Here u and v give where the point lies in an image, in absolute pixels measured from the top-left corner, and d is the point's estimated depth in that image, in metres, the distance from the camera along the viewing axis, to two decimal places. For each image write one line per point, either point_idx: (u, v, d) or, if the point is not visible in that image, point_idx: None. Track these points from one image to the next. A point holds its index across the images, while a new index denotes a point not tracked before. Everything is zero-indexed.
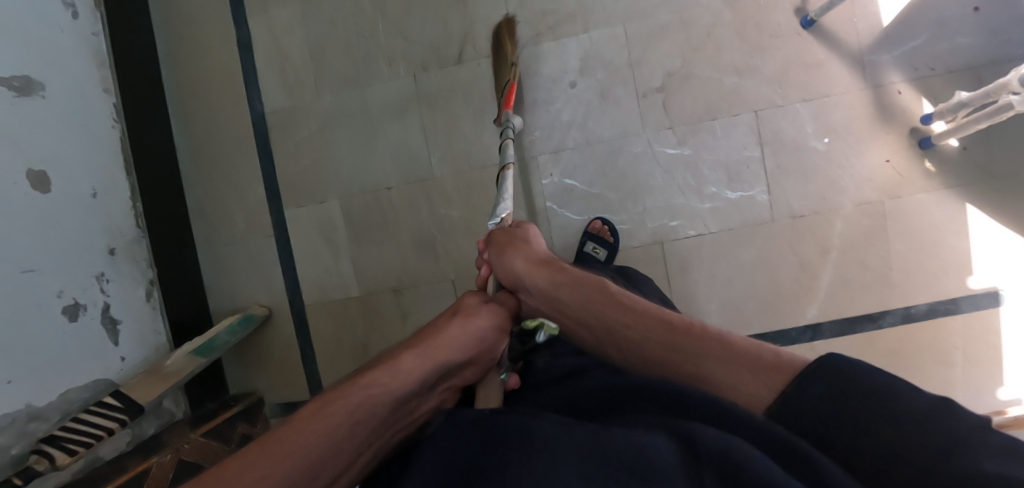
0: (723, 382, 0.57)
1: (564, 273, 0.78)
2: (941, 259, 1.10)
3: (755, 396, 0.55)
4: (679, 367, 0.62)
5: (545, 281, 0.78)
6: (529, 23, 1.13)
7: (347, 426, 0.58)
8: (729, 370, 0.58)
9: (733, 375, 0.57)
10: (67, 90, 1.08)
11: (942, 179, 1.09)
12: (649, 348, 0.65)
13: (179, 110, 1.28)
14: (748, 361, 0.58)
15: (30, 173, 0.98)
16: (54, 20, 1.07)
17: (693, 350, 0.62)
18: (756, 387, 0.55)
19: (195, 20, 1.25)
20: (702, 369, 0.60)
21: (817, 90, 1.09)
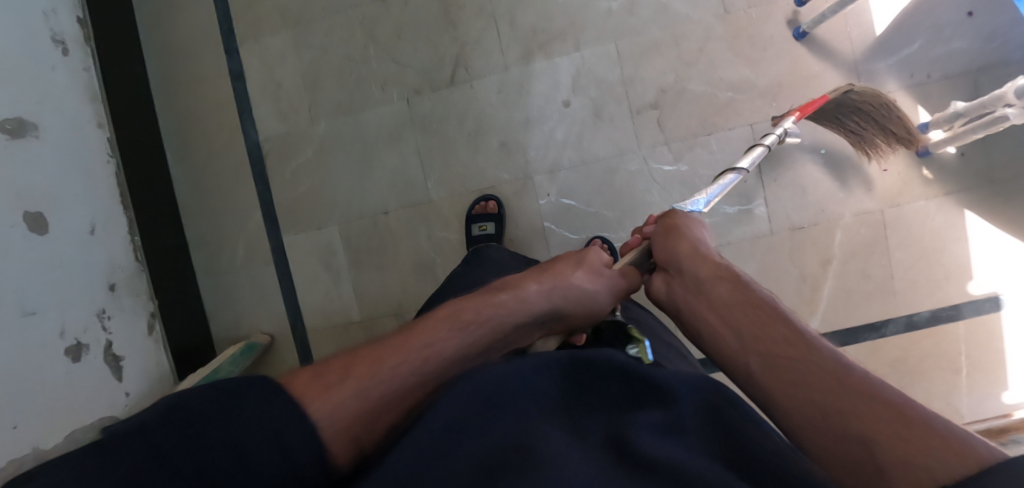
0: (860, 430, 0.47)
1: (722, 275, 0.68)
2: (943, 266, 1.09)
3: (892, 450, 0.45)
4: (832, 405, 0.49)
5: (697, 271, 0.70)
6: (521, 43, 1.13)
7: (412, 367, 0.57)
8: (876, 435, 0.46)
9: (902, 448, 0.44)
10: (60, 127, 1.08)
11: (942, 185, 1.08)
12: (777, 342, 0.57)
13: (176, 142, 1.29)
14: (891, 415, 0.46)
15: (26, 216, 0.98)
16: (44, 58, 1.07)
17: (859, 397, 0.49)
18: (908, 457, 0.44)
19: (188, 52, 1.26)
20: (849, 407, 0.48)
21: (812, 101, 1.09)
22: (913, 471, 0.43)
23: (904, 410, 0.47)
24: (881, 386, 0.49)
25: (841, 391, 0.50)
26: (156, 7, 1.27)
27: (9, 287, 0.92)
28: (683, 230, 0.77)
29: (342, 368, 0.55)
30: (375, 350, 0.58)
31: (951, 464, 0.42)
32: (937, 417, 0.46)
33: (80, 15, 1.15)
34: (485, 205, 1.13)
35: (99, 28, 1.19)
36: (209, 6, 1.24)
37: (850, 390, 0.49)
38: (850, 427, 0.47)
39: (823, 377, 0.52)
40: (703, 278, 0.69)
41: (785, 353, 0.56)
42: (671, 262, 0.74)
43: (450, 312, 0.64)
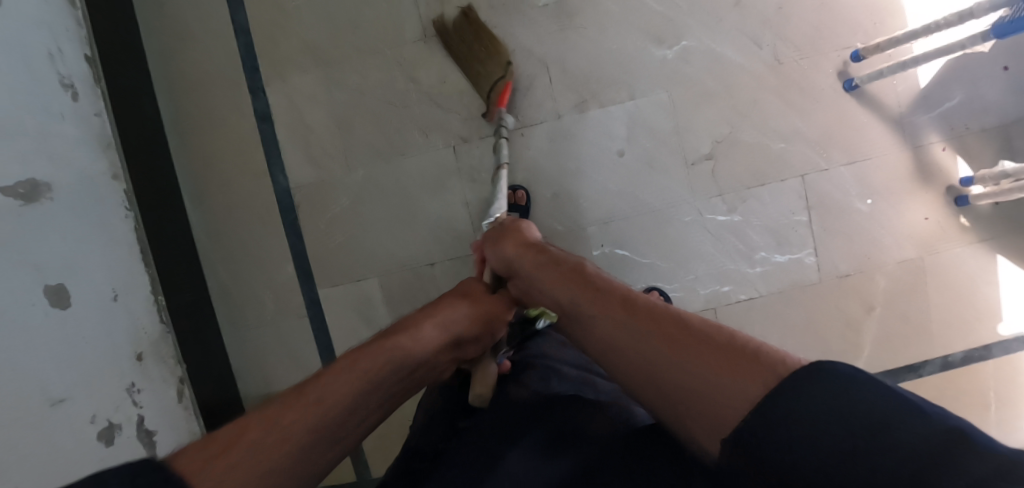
0: (691, 382, 0.51)
1: (548, 257, 0.70)
2: (976, 309, 1.13)
3: (719, 399, 0.48)
4: (650, 362, 0.54)
5: (524, 268, 0.71)
6: (572, 91, 1.09)
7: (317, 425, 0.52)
8: (695, 368, 0.51)
9: (709, 372, 0.50)
10: (76, 184, 0.97)
11: (977, 233, 1.11)
12: (613, 321, 0.58)
13: (191, 186, 1.17)
14: (737, 357, 0.49)
15: (46, 290, 0.89)
16: (54, 106, 0.96)
17: (667, 349, 0.53)
18: (729, 393, 0.48)
19: (206, 90, 1.15)
20: (665, 366, 0.53)
21: (860, 152, 1.10)
22: (728, 410, 0.47)
23: (702, 342, 0.52)
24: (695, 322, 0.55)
25: (679, 347, 0.53)
26: (167, 39, 1.15)
27: (33, 375, 0.84)
28: (495, 237, 0.78)
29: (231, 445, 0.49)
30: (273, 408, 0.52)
31: (739, 397, 0.47)
32: (762, 345, 0.51)
33: (88, 54, 1.04)
34: (515, 196, 1.09)
35: (108, 65, 1.08)
36: (231, 41, 1.14)
37: (666, 339, 0.54)
38: (675, 379, 0.52)
39: (637, 346, 0.55)
40: (530, 275, 0.70)
41: (606, 334, 0.58)
42: (513, 266, 0.73)
43: (364, 352, 0.59)
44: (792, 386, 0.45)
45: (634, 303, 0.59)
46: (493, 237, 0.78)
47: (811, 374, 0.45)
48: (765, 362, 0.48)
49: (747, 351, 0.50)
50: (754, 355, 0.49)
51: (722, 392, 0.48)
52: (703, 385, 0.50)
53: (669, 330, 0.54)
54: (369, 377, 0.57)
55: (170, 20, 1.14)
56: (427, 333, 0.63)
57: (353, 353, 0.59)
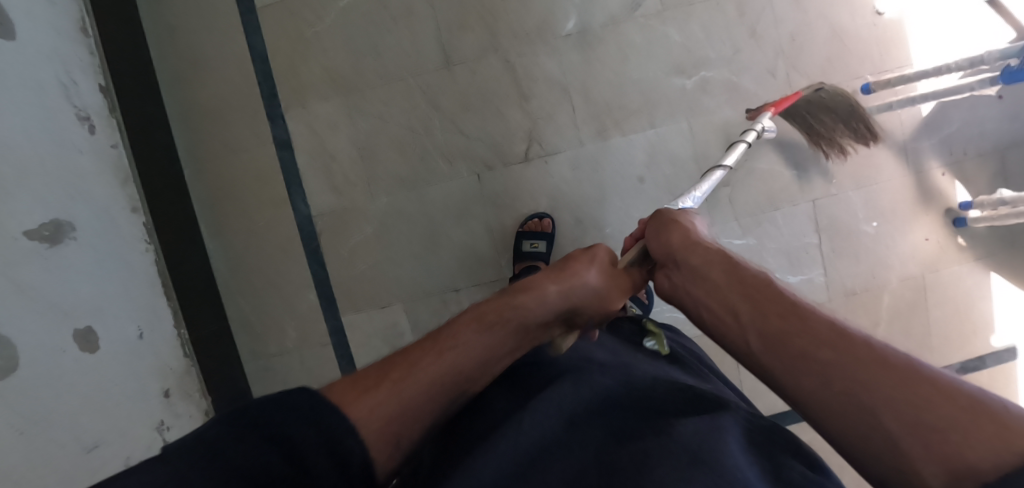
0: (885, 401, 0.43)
1: (711, 252, 0.60)
2: (972, 322, 1.20)
3: (941, 449, 0.40)
4: (837, 379, 0.45)
5: (685, 259, 0.61)
6: (594, 120, 1.11)
7: (430, 376, 0.56)
8: (893, 403, 0.43)
9: (914, 412, 0.42)
10: (96, 220, 0.95)
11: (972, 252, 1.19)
12: (808, 332, 0.48)
13: (209, 216, 1.16)
14: (977, 411, 0.40)
15: (76, 333, 0.86)
16: (72, 139, 0.94)
17: (858, 367, 0.45)
18: (967, 447, 0.39)
19: (224, 118, 1.14)
20: (875, 392, 0.43)
21: (866, 178, 1.15)
22: (961, 456, 0.39)
23: (919, 380, 0.43)
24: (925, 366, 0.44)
25: (889, 375, 0.43)
26: (181, 67, 1.14)
27: (67, 425, 0.81)
28: (654, 222, 0.68)
29: (385, 373, 0.55)
30: (397, 362, 0.57)
31: (986, 449, 0.39)
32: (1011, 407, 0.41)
33: (102, 83, 1.02)
34: (540, 224, 1.11)
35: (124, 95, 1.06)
36: (248, 68, 1.14)
37: (882, 360, 0.44)
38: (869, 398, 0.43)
39: (847, 360, 0.45)
40: (693, 264, 0.60)
41: (794, 342, 0.49)
42: (669, 255, 0.63)
43: (473, 314, 0.62)
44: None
45: (830, 319, 0.49)
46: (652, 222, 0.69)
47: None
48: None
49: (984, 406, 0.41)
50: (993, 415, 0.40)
51: (951, 438, 0.40)
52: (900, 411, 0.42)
53: (867, 349, 0.46)
54: (468, 345, 0.59)
55: (185, 48, 1.13)
56: (538, 291, 0.63)
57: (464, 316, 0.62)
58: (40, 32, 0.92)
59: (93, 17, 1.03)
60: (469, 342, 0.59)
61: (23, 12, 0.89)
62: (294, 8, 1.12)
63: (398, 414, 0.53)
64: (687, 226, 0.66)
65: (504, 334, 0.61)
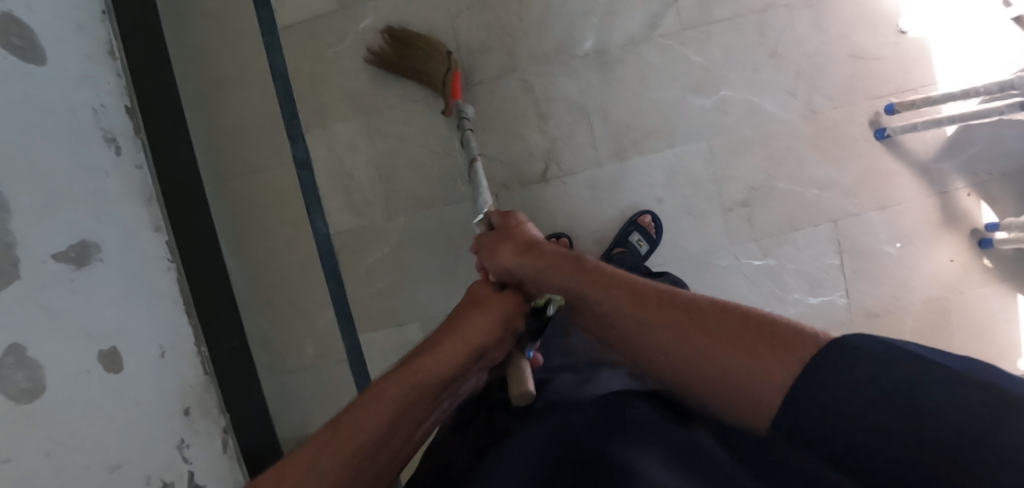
0: (708, 352, 0.56)
1: (570, 261, 0.70)
2: (1001, 346, 1.17)
3: (742, 382, 0.54)
4: (708, 363, 0.56)
5: (540, 277, 0.71)
6: (612, 140, 1.11)
7: (378, 441, 0.53)
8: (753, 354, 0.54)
9: (771, 354, 0.53)
10: (120, 241, 0.96)
11: (997, 274, 1.16)
12: (659, 311, 0.61)
13: (229, 234, 1.17)
14: (756, 332, 0.55)
15: (100, 354, 0.87)
16: (97, 162, 0.95)
17: (700, 338, 0.57)
18: (753, 378, 0.53)
19: (246, 137, 1.15)
20: (741, 356, 0.54)
21: (888, 198, 1.14)
22: (762, 384, 0.52)
23: (711, 328, 0.57)
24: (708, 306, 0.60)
25: (705, 329, 0.58)
26: (205, 87, 1.16)
27: (91, 444, 0.82)
28: (487, 240, 0.79)
29: (327, 438, 0.52)
30: (338, 427, 0.53)
31: (776, 369, 0.52)
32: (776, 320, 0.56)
33: (127, 105, 1.04)
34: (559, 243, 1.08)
35: (148, 115, 1.07)
36: (271, 89, 1.15)
37: (678, 316, 0.60)
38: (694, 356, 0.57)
39: (651, 331, 0.60)
40: (554, 280, 0.69)
41: (624, 328, 0.63)
42: (526, 274, 0.72)
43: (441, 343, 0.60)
44: (830, 350, 0.50)
45: (638, 294, 0.64)
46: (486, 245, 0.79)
47: (835, 349, 0.50)
48: (786, 338, 0.53)
49: (764, 328, 0.55)
50: (770, 331, 0.55)
51: (748, 369, 0.53)
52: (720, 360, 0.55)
53: (674, 315, 0.60)
54: (402, 397, 0.55)
55: (209, 69, 1.15)
56: (482, 315, 0.64)
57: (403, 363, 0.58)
58: (69, 58, 0.94)
59: (120, 41, 1.05)
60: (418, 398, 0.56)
61: (53, 39, 0.92)
62: (316, 29, 1.13)
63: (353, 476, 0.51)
64: (527, 240, 0.75)
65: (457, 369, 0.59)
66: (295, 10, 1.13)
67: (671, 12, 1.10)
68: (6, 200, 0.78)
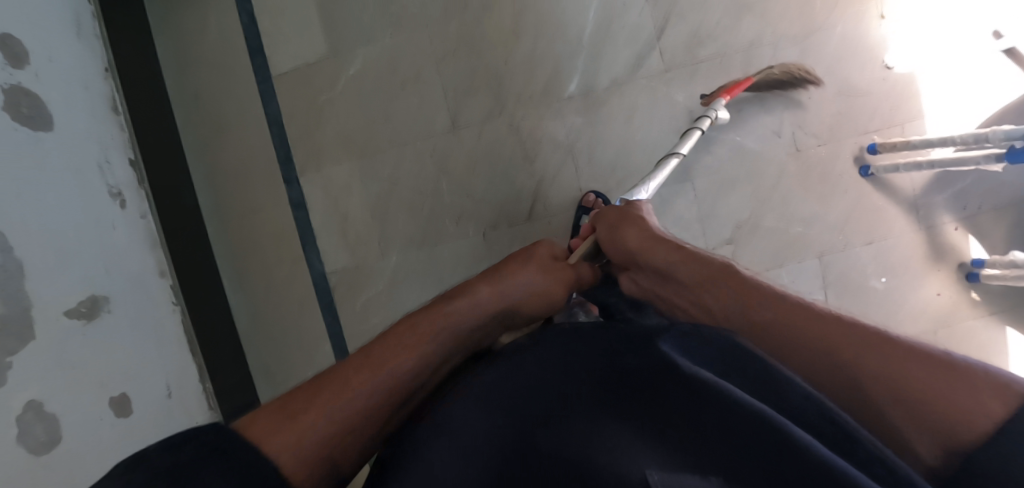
0: (880, 373, 0.50)
1: (679, 250, 0.70)
2: None
3: (926, 407, 0.48)
4: (854, 365, 0.52)
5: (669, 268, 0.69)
6: (597, 180, 1.13)
7: (387, 378, 0.62)
8: (895, 363, 0.50)
9: (922, 376, 0.49)
10: (127, 290, 1.01)
11: (990, 309, 1.14)
12: (799, 314, 0.56)
13: (233, 269, 1.24)
14: (936, 368, 0.49)
15: (111, 401, 0.93)
16: (104, 215, 1.01)
17: (849, 335, 0.53)
18: (946, 411, 0.47)
19: (242, 179, 1.20)
20: (880, 364, 0.50)
21: (875, 233, 1.14)
22: (953, 419, 0.46)
23: (890, 347, 0.51)
24: (882, 329, 0.53)
25: (856, 349, 0.52)
26: (204, 132, 1.21)
27: None
28: (611, 214, 0.82)
29: (321, 388, 0.59)
30: (317, 385, 0.60)
31: (978, 413, 0.46)
32: (961, 357, 0.50)
33: (131, 157, 1.09)
34: None
35: (151, 163, 1.13)
36: (267, 132, 1.19)
37: (854, 330, 0.53)
38: (865, 369, 0.51)
39: (823, 344, 0.54)
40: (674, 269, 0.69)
41: (760, 312, 0.59)
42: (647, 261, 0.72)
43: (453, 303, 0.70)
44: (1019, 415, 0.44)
45: (788, 299, 0.59)
46: (627, 224, 0.78)
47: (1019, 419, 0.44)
48: (951, 371, 0.48)
49: (907, 349, 0.51)
50: (948, 371, 0.48)
51: (929, 400, 0.48)
52: (897, 377, 0.49)
53: (852, 331, 0.53)
54: (382, 370, 0.62)
55: (207, 114, 1.20)
56: (471, 299, 0.70)
57: (403, 336, 0.65)
58: (74, 117, 1.00)
59: (123, 96, 1.10)
60: (402, 367, 0.63)
61: (58, 101, 0.98)
62: (308, 76, 1.17)
63: (334, 418, 0.58)
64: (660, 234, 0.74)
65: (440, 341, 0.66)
66: (288, 58, 1.17)
67: (655, 53, 1.11)
68: (20, 265, 0.85)
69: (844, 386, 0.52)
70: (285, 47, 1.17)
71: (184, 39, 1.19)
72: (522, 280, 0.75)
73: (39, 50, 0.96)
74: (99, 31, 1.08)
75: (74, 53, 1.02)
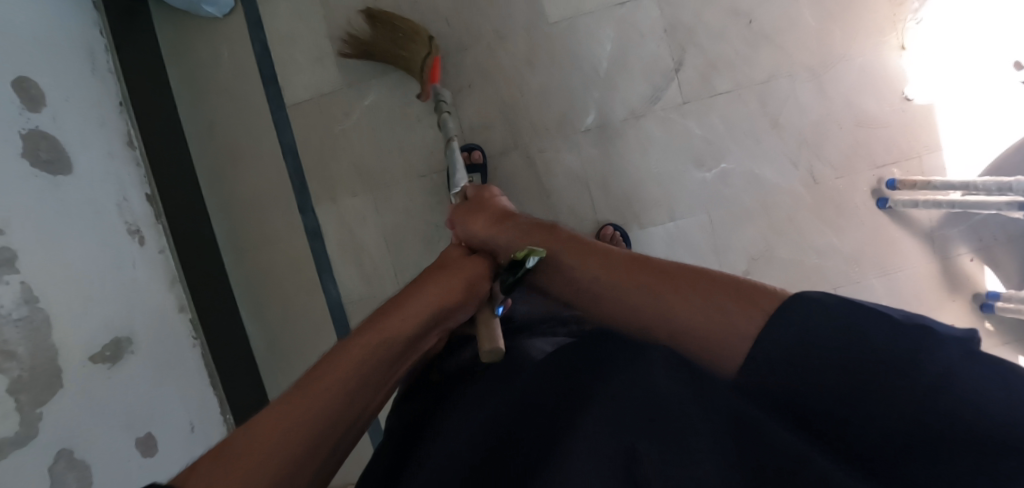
0: (654, 312, 0.55)
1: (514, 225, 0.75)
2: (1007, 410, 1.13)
3: (695, 330, 0.52)
4: (651, 302, 0.55)
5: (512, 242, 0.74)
6: (613, 212, 1.13)
7: (339, 393, 0.54)
8: (686, 300, 0.53)
9: (703, 304, 0.52)
10: (149, 328, 1.02)
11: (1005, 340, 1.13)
12: (615, 270, 0.60)
13: (249, 299, 1.24)
14: (716, 292, 0.52)
15: (137, 441, 0.95)
16: (124, 255, 1.02)
17: (647, 283, 0.57)
18: (712, 329, 0.50)
19: (258, 209, 1.20)
20: (672, 304, 0.54)
21: (890, 265, 1.14)
22: (717, 338, 0.50)
23: (659, 281, 0.56)
24: (653, 260, 0.59)
25: (657, 281, 0.56)
26: (219, 162, 1.20)
27: None
28: (461, 211, 0.83)
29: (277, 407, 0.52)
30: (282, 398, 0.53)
31: (738, 325, 0.49)
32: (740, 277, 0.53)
33: (148, 192, 1.10)
34: None
35: (168, 197, 1.14)
36: (281, 163, 1.18)
37: (626, 270, 0.59)
38: (630, 301, 0.57)
39: (623, 300, 0.58)
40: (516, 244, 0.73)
41: (588, 281, 0.62)
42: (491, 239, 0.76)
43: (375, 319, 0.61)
44: (780, 315, 0.47)
45: (568, 249, 0.66)
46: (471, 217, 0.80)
47: (795, 304, 0.47)
48: (746, 293, 0.50)
49: (702, 280, 0.54)
50: (736, 289, 0.51)
51: (697, 322, 0.51)
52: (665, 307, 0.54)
53: (620, 272, 0.60)
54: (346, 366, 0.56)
55: (221, 145, 1.20)
56: (424, 295, 0.64)
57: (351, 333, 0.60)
58: (93, 158, 1.00)
59: (139, 131, 1.11)
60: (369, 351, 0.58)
61: (76, 143, 0.97)
62: (322, 107, 1.16)
63: (295, 427, 0.51)
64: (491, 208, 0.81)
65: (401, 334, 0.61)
66: (302, 88, 1.16)
67: (672, 85, 1.10)
68: (48, 316, 0.86)
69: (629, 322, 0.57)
70: (299, 77, 1.16)
71: (198, 71, 1.19)
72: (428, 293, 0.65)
73: (55, 92, 0.96)
74: (113, 66, 1.09)
75: (89, 91, 1.03)
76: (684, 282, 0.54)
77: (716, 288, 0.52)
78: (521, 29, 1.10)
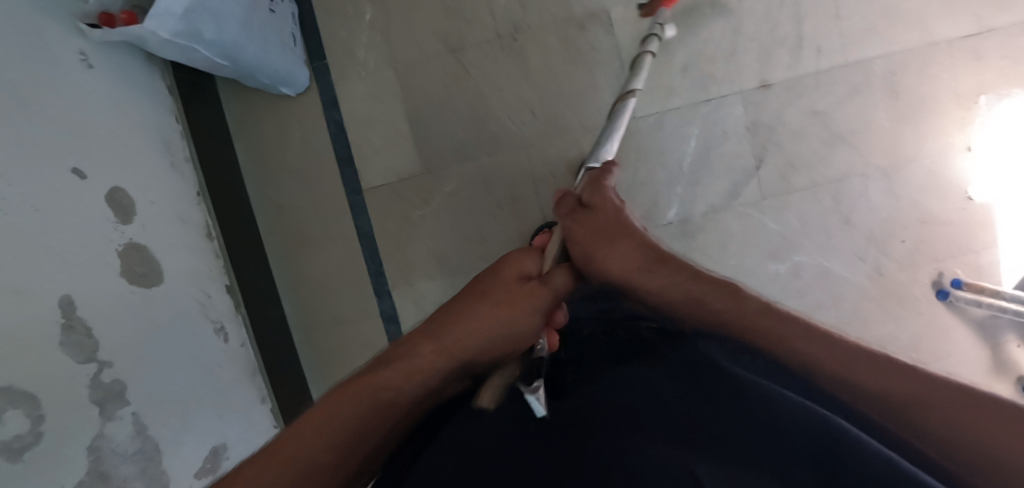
0: (903, 396, 0.48)
1: (664, 266, 0.61)
2: None
3: (963, 434, 0.45)
4: (914, 406, 0.47)
5: (662, 292, 0.60)
6: None
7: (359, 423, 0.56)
8: (943, 412, 0.46)
9: (968, 425, 0.45)
10: (238, 431, 1.00)
11: None
12: (862, 361, 0.50)
13: (320, 381, 1.20)
14: (968, 405, 0.46)
15: None
16: (212, 357, 0.98)
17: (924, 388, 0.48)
18: (956, 435, 0.45)
19: (332, 291, 1.18)
20: (945, 414, 0.46)
21: (941, 349, 1.17)
22: (971, 449, 0.45)
23: (899, 365, 0.49)
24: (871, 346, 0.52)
25: (906, 375, 0.48)
26: (290, 242, 1.17)
27: None
28: (577, 227, 0.69)
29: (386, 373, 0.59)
30: (386, 368, 0.60)
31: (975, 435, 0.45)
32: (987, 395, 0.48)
33: (227, 283, 1.06)
34: None
35: (244, 283, 1.11)
36: (355, 245, 1.16)
37: (886, 368, 0.49)
38: (871, 382, 0.49)
39: (876, 390, 0.49)
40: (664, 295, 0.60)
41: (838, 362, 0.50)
42: (596, 272, 0.65)
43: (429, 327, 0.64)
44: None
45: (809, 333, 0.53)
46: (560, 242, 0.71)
47: None
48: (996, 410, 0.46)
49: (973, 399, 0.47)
50: (980, 402, 0.46)
51: (954, 425, 0.46)
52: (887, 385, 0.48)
53: (869, 352, 0.51)
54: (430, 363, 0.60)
55: (293, 226, 1.17)
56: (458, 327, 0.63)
57: (458, 305, 0.66)
58: (178, 260, 0.97)
59: (215, 220, 1.07)
60: (473, 332, 0.63)
61: (163, 248, 0.94)
62: (401, 191, 1.14)
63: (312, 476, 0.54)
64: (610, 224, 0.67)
65: (487, 338, 0.63)
66: (379, 172, 1.14)
67: (752, 182, 1.12)
68: (156, 443, 0.84)
69: (824, 361, 0.51)
70: (376, 161, 1.14)
71: (268, 149, 1.15)
72: (535, 303, 0.66)
73: (141, 196, 0.92)
74: (188, 152, 1.04)
75: (169, 186, 0.99)
76: (932, 383, 0.48)
77: (962, 399, 0.47)
78: (607, 122, 1.11)
